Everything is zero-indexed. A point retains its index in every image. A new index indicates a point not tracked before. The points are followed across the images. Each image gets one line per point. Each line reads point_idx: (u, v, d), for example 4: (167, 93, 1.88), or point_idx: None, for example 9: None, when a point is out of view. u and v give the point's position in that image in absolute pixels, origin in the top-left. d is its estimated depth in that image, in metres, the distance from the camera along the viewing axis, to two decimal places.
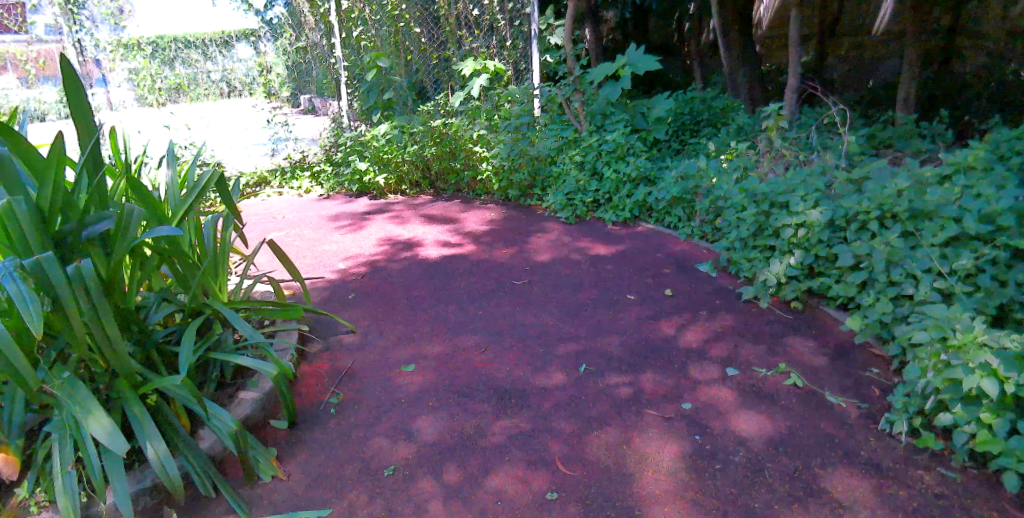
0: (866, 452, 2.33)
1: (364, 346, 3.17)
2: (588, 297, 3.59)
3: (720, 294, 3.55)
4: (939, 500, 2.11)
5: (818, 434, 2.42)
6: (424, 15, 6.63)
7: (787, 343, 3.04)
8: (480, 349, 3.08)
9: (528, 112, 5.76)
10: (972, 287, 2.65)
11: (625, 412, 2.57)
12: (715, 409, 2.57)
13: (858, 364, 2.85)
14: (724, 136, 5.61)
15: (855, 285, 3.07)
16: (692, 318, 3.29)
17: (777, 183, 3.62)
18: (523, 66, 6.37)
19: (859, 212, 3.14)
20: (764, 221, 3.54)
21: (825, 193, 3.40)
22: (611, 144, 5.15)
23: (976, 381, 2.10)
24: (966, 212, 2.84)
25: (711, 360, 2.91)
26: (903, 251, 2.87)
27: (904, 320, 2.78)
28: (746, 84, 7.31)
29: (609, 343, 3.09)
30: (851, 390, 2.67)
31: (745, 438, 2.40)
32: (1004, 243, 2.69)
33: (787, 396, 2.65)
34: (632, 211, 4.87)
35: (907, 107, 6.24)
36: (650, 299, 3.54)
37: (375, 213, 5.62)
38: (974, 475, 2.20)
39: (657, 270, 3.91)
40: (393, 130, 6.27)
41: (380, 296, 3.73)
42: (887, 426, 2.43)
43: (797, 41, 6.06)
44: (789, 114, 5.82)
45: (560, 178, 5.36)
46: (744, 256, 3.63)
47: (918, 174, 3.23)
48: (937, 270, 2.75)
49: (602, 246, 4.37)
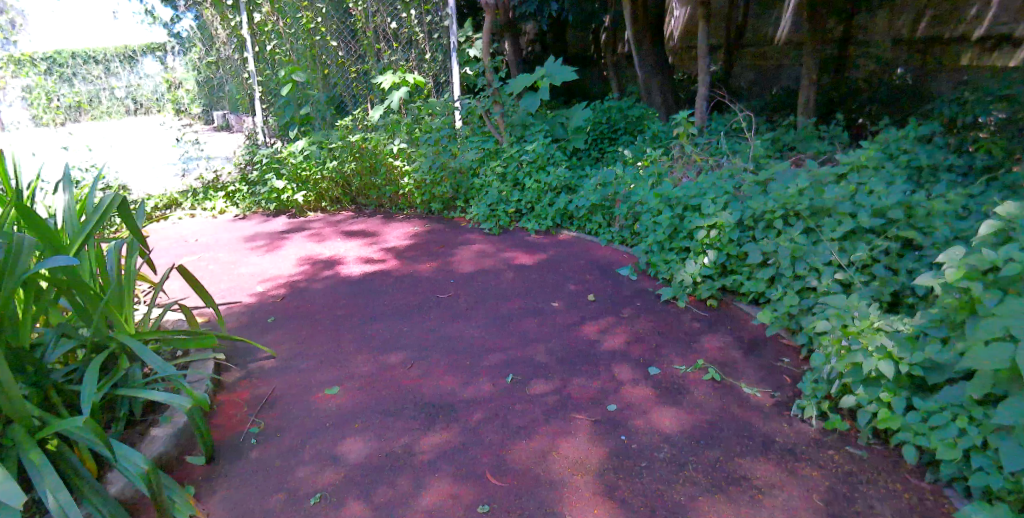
0: (781, 439, 2.44)
1: (285, 371, 3.06)
2: (514, 306, 3.61)
3: (641, 296, 3.62)
4: (848, 477, 2.24)
5: (737, 425, 2.52)
6: (341, 28, 6.53)
7: (704, 339, 3.15)
8: (406, 366, 3.03)
9: (448, 124, 5.79)
10: (868, 277, 2.85)
11: (553, 418, 2.59)
12: (637, 408, 2.64)
13: (771, 355, 2.98)
14: (641, 143, 5.78)
15: (764, 281, 3.23)
16: (614, 321, 3.36)
17: (689, 188, 3.78)
18: (442, 79, 6.49)
19: (765, 212, 3.33)
20: (678, 224, 3.68)
21: (734, 196, 3.59)
22: (531, 155, 5.26)
23: (875, 363, 2.30)
24: (860, 208, 3.06)
25: (633, 361, 2.98)
26: (806, 246, 3.06)
27: (810, 311, 2.95)
28: (660, 92, 7.60)
29: (535, 352, 3.11)
30: (765, 381, 2.80)
31: (668, 434, 2.47)
32: (895, 234, 2.91)
33: (705, 391, 2.74)
34: (554, 219, 4.92)
35: (806, 112, 6.66)
36: (574, 304, 3.59)
37: (294, 232, 5.46)
38: (878, 451, 2.36)
39: (580, 276, 3.97)
40: (310, 146, 6.17)
41: (302, 318, 3.62)
42: (798, 412, 2.56)
43: (706, 51, 6.34)
44: (699, 121, 6.14)
45: (482, 190, 5.41)
46: (661, 258, 3.72)
47: (816, 174, 3.46)
48: (837, 262, 2.95)
49: (526, 256, 4.41)
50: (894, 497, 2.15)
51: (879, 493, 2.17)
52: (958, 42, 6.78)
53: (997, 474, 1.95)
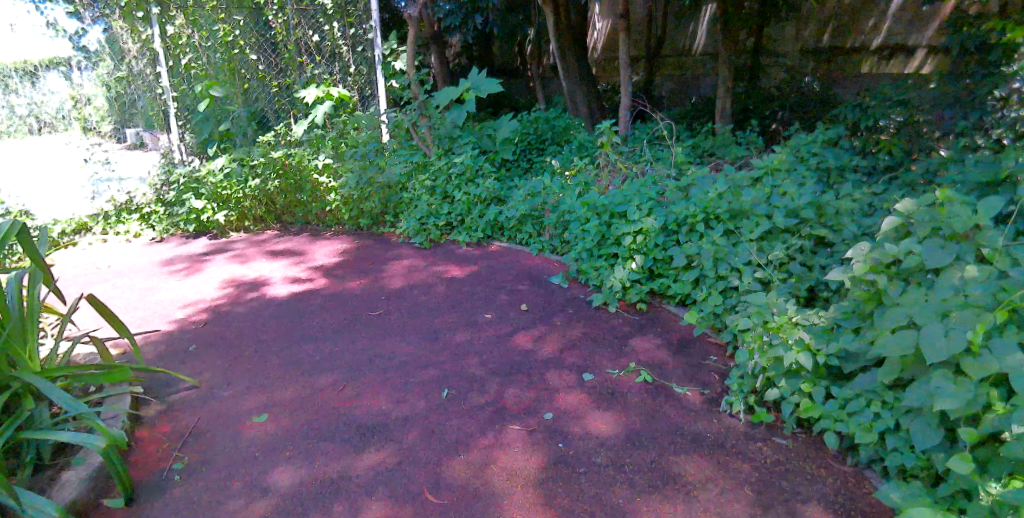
0: (712, 435, 2.52)
1: (209, 401, 2.92)
2: (447, 320, 3.59)
3: (572, 302, 3.67)
4: (775, 467, 2.33)
5: (670, 424, 2.59)
6: (261, 41, 6.37)
7: (635, 342, 3.21)
8: (337, 387, 2.96)
9: (375, 139, 5.73)
10: (786, 274, 2.99)
11: (489, 431, 2.58)
12: (572, 415, 2.66)
13: (699, 354, 3.08)
14: (568, 153, 5.88)
15: (689, 283, 3.34)
16: (547, 329, 3.39)
17: (615, 195, 3.88)
18: (367, 92, 6.47)
19: (687, 216, 3.45)
20: (605, 231, 3.76)
21: (657, 202, 3.71)
22: (459, 168, 5.27)
23: (794, 356, 2.41)
24: (775, 209, 3.22)
25: (567, 368, 3.02)
26: (726, 248, 3.19)
27: (733, 310, 3.07)
28: (585, 102, 7.77)
29: (469, 365, 3.10)
30: (694, 379, 2.88)
31: (604, 439, 2.51)
32: (807, 233, 3.08)
33: (638, 393, 2.80)
34: (485, 231, 4.93)
35: (724, 119, 6.96)
36: (507, 315, 3.60)
37: (216, 253, 5.25)
38: (802, 439, 2.47)
39: (512, 286, 3.98)
40: (230, 163, 5.87)
41: (225, 344, 3.47)
42: (727, 408, 2.65)
43: (627, 63, 6.53)
44: (623, 131, 6.32)
45: (411, 204, 5.36)
46: (590, 265, 3.77)
47: (734, 179, 3.62)
48: (756, 262, 3.09)
49: (457, 269, 4.39)
50: (819, 483, 2.25)
51: (804, 479, 2.27)
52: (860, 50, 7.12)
53: (910, 454, 2.08)
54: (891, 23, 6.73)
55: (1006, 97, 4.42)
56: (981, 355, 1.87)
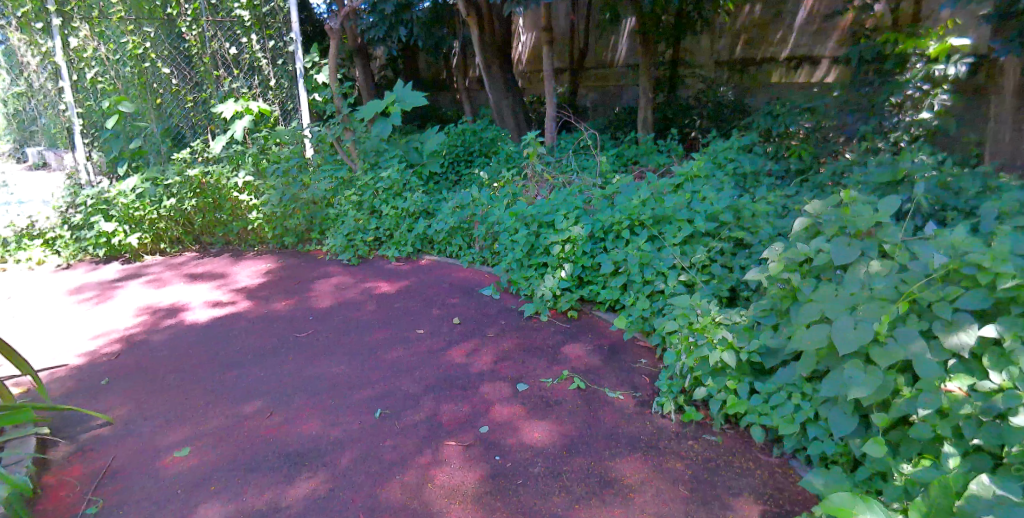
0: (645, 436, 2.57)
1: (124, 438, 2.75)
2: (379, 338, 3.53)
3: (504, 313, 3.68)
4: (707, 463, 2.41)
5: (605, 428, 2.63)
6: (175, 54, 6.12)
7: (567, 349, 3.25)
8: (264, 414, 2.84)
9: (298, 154, 5.58)
10: (708, 276, 3.10)
11: (426, 449, 2.54)
12: (508, 427, 2.67)
13: (630, 357, 3.14)
14: (496, 165, 5.91)
15: (617, 288, 3.41)
16: (481, 342, 3.38)
17: (542, 205, 3.92)
18: (289, 106, 6.28)
19: (613, 224, 3.54)
20: (535, 241, 3.79)
21: (584, 210, 3.78)
22: (386, 182, 5.21)
23: (719, 355, 2.50)
24: (696, 214, 3.35)
25: (501, 380, 3.02)
26: (651, 253, 3.28)
27: (660, 313, 3.16)
28: (511, 113, 7.86)
29: (403, 382, 3.05)
30: (626, 383, 2.94)
31: (541, 448, 2.52)
32: (727, 236, 3.21)
33: (572, 400, 2.83)
34: (415, 245, 4.88)
35: (645, 128, 7.19)
36: (439, 330, 3.57)
37: (129, 279, 4.96)
38: (731, 435, 2.56)
39: (444, 300, 3.95)
40: (143, 183, 5.58)
41: (142, 375, 3.28)
42: (659, 408, 2.72)
43: (551, 75, 6.63)
44: (549, 141, 6.43)
45: (338, 220, 5.26)
46: (521, 275, 3.79)
47: (656, 185, 3.74)
48: (680, 265, 3.20)
49: (387, 285, 4.33)
50: (748, 475, 2.34)
51: (734, 473, 2.35)
52: (770, 61, 7.49)
53: (829, 441, 2.19)
54: (797, 36, 7.12)
55: (900, 103, 4.85)
56: (887, 344, 1.99)
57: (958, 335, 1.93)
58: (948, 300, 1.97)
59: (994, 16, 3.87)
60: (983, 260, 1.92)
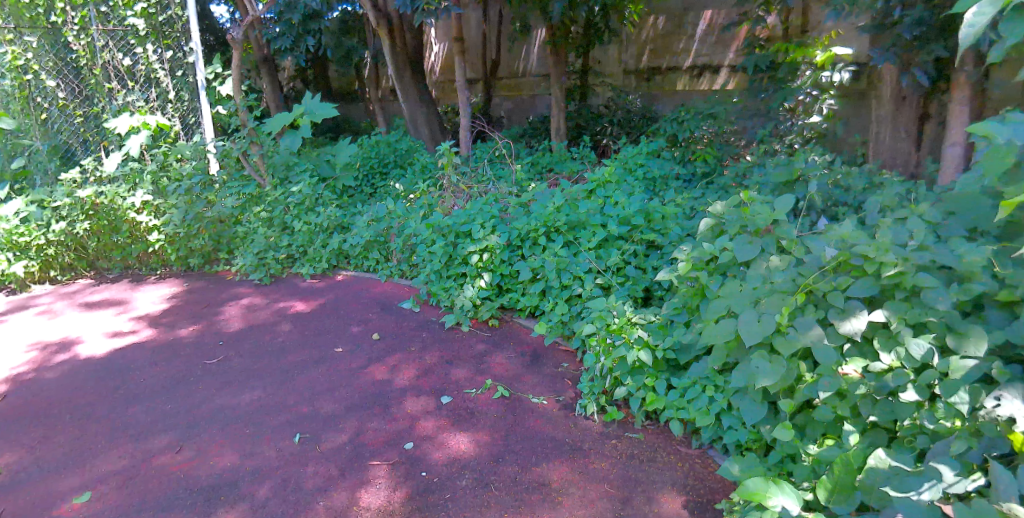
0: (569, 439, 2.61)
1: (12, 488, 2.51)
2: (295, 359, 3.40)
3: (425, 325, 3.63)
4: (630, 460, 2.47)
5: (530, 434, 2.65)
6: (61, 66, 5.65)
7: (489, 359, 3.25)
8: (172, 449, 2.68)
9: (201, 170, 5.30)
10: (623, 278, 3.20)
11: (349, 471, 2.47)
12: (433, 441, 2.64)
13: (552, 362, 3.18)
14: (411, 176, 5.84)
15: (536, 295, 3.46)
16: (402, 357, 3.33)
17: (458, 216, 3.92)
18: (191, 120, 6.00)
19: (529, 231, 3.58)
20: (452, 251, 3.78)
21: (500, 219, 3.81)
22: (297, 197, 5.05)
23: (636, 354, 2.58)
24: (608, 219, 3.45)
25: (424, 393, 2.99)
26: (567, 258, 3.35)
27: (579, 316, 3.22)
28: (425, 123, 7.81)
29: (322, 404, 2.96)
30: (548, 388, 2.97)
31: (468, 459, 2.51)
32: (639, 239, 3.33)
33: (497, 409, 2.84)
34: (330, 261, 4.74)
35: (559, 135, 7.33)
36: (359, 347, 3.49)
37: (14, 312, 4.54)
38: (652, 430, 2.63)
39: (362, 316, 3.86)
40: (28, 206, 5.07)
41: (31, 418, 3.01)
42: (582, 410, 2.76)
43: (463, 85, 6.65)
44: (465, 150, 6.44)
45: (247, 238, 5.06)
46: (440, 287, 3.76)
47: (569, 191, 3.82)
48: (595, 269, 3.28)
49: (302, 303, 4.19)
50: (670, 468, 2.42)
51: (655, 467, 2.43)
52: (674, 69, 7.81)
53: (742, 429, 2.30)
54: (697, 45, 7.47)
55: (793, 108, 5.16)
56: (788, 333, 2.11)
57: (850, 321, 2.05)
58: (840, 290, 2.09)
59: (870, 28, 4.19)
60: (867, 251, 2.05)
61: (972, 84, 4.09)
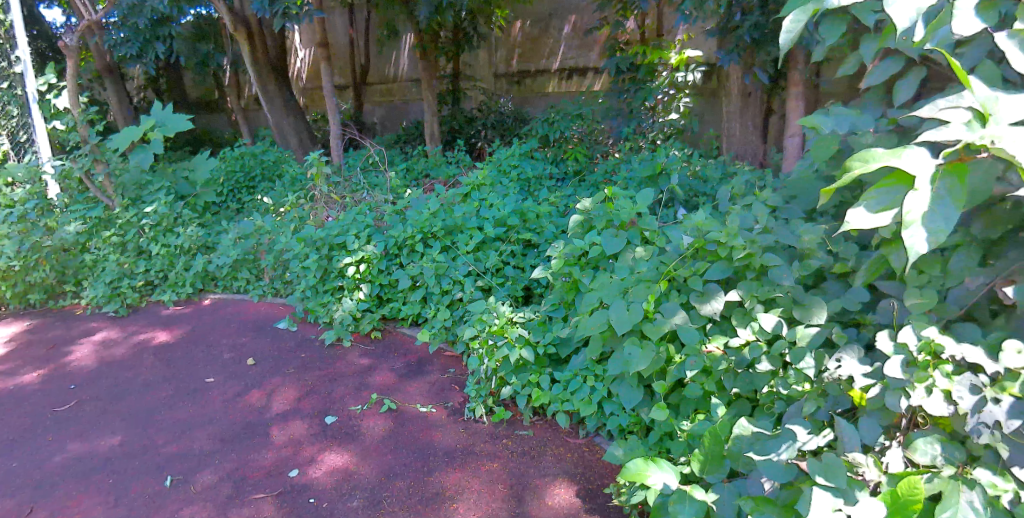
0: (460, 444, 2.60)
1: None
2: (161, 396, 3.13)
3: (304, 345, 3.47)
4: (522, 457, 2.51)
5: (420, 445, 2.61)
6: None
7: (373, 372, 3.17)
8: (18, 513, 2.37)
9: (36, 195, 4.83)
10: (502, 279, 3.24)
11: (230, 509, 2.32)
12: (321, 465, 2.53)
13: (438, 369, 3.15)
14: (280, 189, 5.56)
15: (417, 302, 3.42)
16: (280, 380, 3.16)
17: (330, 228, 3.80)
18: (22, 137, 5.33)
19: (406, 238, 3.53)
20: (327, 265, 3.65)
21: (376, 228, 3.74)
22: (153, 218, 4.66)
23: (518, 352, 2.62)
24: (484, 221, 3.49)
25: (306, 416, 2.85)
26: (446, 263, 3.34)
27: (461, 320, 3.22)
28: (294, 132, 7.50)
29: (194, 441, 2.74)
30: (436, 396, 2.94)
31: (358, 478, 2.43)
32: (516, 239, 3.40)
33: (385, 423, 2.77)
34: (194, 285, 4.41)
35: (433, 140, 7.29)
36: (233, 374, 3.27)
37: None
38: (541, 425, 2.68)
39: (235, 341, 3.62)
40: None
41: None
42: (471, 414, 2.76)
43: (331, 91, 6.45)
44: (337, 159, 6.24)
45: (97, 266, 4.59)
46: (317, 303, 3.61)
47: (444, 196, 3.82)
48: (475, 272, 3.30)
49: (165, 333, 3.86)
50: (560, 460, 2.47)
51: (546, 461, 2.47)
52: (543, 72, 8.00)
53: (623, 414, 2.40)
54: (563, 49, 7.71)
55: (653, 107, 5.46)
56: (655, 319, 2.24)
57: (710, 302, 2.21)
58: (699, 274, 2.27)
59: (716, 30, 4.52)
60: (720, 237, 2.23)
61: (805, 82, 4.54)
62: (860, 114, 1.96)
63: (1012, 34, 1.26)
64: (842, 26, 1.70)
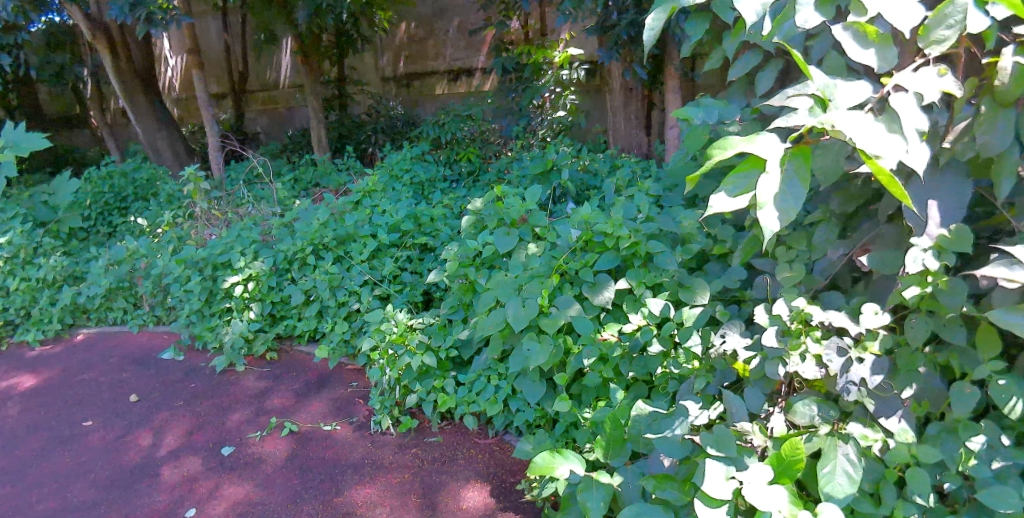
0: (368, 459, 2.53)
1: None
2: (29, 447, 2.83)
3: (192, 374, 3.25)
4: (432, 464, 2.47)
5: (326, 465, 2.51)
6: None
7: (271, 395, 3.02)
8: None
9: None
10: (400, 286, 3.19)
11: None
12: (219, 501, 2.38)
13: (340, 384, 3.05)
14: (155, 209, 5.17)
15: (313, 318, 3.30)
16: (169, 415, 2.94)
17: (212, 246, 3.59)
18: None
19: (296, 251, 3.40)
20: (212, 286, 3.45)
21: (263, 243, 3.58)
22: (8, 249, 4.21)
23: (420, 359, 2.59)
24: (378, 228, 3.43)
25: (199, 450, 2.67)
26: (340, 274, 3.24)
27: (360, 332, 3.14)
28: (168, 146, 7.03)
29: (72, 493, 2.50)
30: (340, 412, 2.85)
31: (261, 508, 2.31)
32: (412, 243, 3.36)
33: (287, 448, 2.64)
34: (63, 320, 4.02)
35: (322, 148, 7.06)
36: (113, 414, 3.01)
37: None
38: (450, 430, 2.66)
39: (114, 378, 3.34)
40: None
41: None
42: (377, 427, 2.69)
43: (206, 100, 6.08)
44: (218, 173, 5.91)
45: None
46: (203, 328, 3.40)
47: (334, 205, 3.71)
48: (371, 281, 3.22)
49: (31, 377, 3.49)
50: (471, 463, 2.46)
51: (457, 466, 2.45)
52: (431, 75, 7.93)
53: (529, 409, 2.42)
54: (450, 50, 7.69)
55: (541, 105, 5.47)
56: (551, 313, 2.28)
57: (602, 292, 2.29)
58: (588, 265, 2.33)
59: (595, 28, 4.65)
60: (606, 228, 2.31)
61: (680, 76, 4.79)
62: (727, 105, 2.06)
63: (847, 27, 1.34)
64: (706, 23, 1.79)
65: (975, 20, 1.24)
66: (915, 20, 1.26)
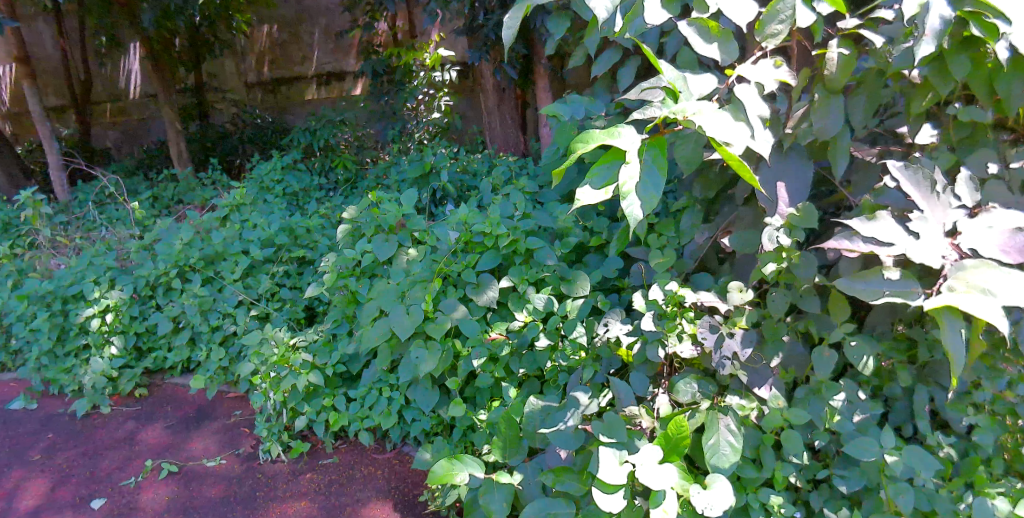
0: (260, 491, 2.38)
1: None
2: None
3: (48, 423, 2.90)
4: (329, 487, 2.37)
5: (213, 505, 2.34)
6: None
7: (143, 436, 2.76)
8: None
9: None
10: (279, 303, 3.04)
11: None
12: None
13: (221, 415, 2.85)
14: None
15: (184, 346, 3.06)
16: (22, 472, 2.60)
17: (61, 277, 3.27)
18: None
19: (158, 276, 3.15)
20: (63, 323, 3.14)
21: (120, 270, 3.28)
22: None
23: (305, 378, 2.48)
24: (250, 243, 3.25)
25: (64, 508, 2.39)
26: (210, 297, 3.04)
27: (239, 357, 2.95)
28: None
29: None
30: (224, 444, 2.67)
31: None
32: (288, 257, 3.21)
33: (167, 491, 2.43)
34: None
35: (182, 162, 6.58)
36: None
37: None
38: (345, 449, 2.56)
39: None
40: None
41: None
42: (266, 455, 2.53)
43: (42, 114, 5.45)
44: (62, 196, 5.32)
45: None
46: (57, 371, 3.05)
47: (199, 222, 3.46)
48: (246, 301, 3.06)
49: None
50: (370, 481, 2.38)
51: (355, 486, 2.37)
52: (299, 79, 7.63)
53: (425, 417, 2.37)
54: (318, 54, 7.43)
55: (415, 107, 5.33)
56: (436, 318, 2.25)
57: (486, 292, 2.29)
58: (471, 267, 2.33)
59: (464, 29, 4.65)
60: (484, 229, 2.34)
61: (549, 75, 4.88)
62: (592, 102, 2.12)
63: (691, 22, 1.40)
64: (566, 23, 1.83)
65: (803, 16, 1.34)
66: (750, 15, 1.31)
